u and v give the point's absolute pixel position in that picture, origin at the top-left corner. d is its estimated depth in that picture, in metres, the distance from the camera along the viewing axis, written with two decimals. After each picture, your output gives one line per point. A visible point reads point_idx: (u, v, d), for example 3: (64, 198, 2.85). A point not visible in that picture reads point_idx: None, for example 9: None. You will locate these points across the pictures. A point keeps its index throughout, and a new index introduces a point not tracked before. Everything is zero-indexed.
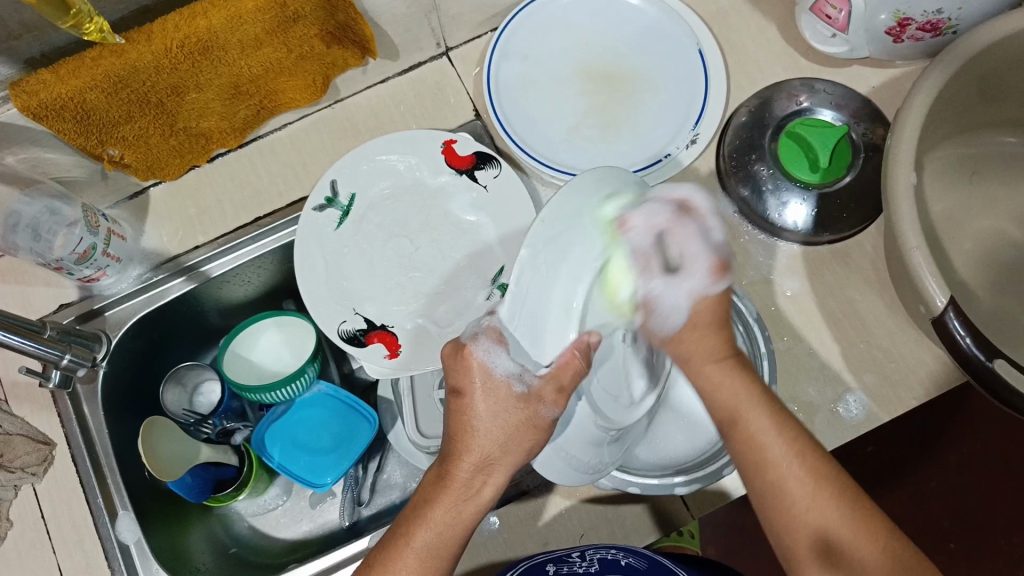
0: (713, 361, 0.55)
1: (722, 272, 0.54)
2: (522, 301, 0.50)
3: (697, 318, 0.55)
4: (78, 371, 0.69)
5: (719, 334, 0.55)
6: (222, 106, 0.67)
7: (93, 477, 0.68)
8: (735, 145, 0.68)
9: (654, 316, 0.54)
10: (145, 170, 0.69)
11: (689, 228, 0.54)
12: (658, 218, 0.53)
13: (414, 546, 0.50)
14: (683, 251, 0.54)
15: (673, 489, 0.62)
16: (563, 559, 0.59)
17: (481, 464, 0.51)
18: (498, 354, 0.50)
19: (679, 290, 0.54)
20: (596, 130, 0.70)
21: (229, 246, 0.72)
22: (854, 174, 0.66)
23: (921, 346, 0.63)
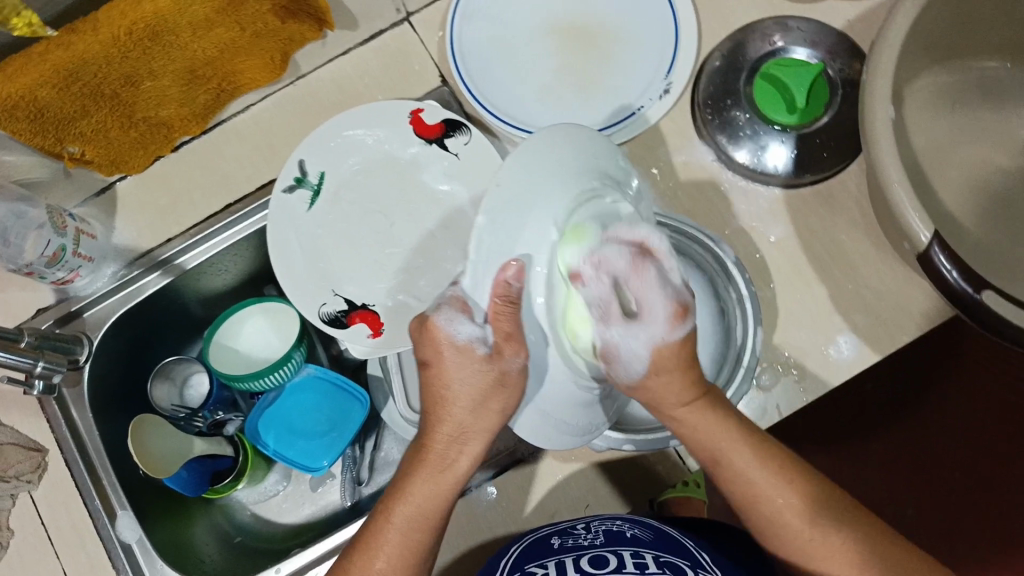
0: (682, 406, 0.53)
1: (683, 318, 0.49)
2: (480, 264, 0.50)
3: (659, 365, 0.50)
4: (55, 376, 0.68)
5: (687, 377, 0.52)
6: (180, 93, 0.64)
7: (88, 479, 0.68)
8: (709, 92, 0.67)
9: (615, 366, 0.51)
10: (108, 165, 0.67)
11: (647, 275, 0.49)
12: (610, 265, 0.48)
13: (394, 520, 0.52)
14: (639, 296, 0.49)
15: (667, 443, 0.62)
16: (567, 532, 0.57)
17: (453, 434, 0.53)
18: (460, 322, 0.51)
19: (638, 337, 0.49)
20: (567, 88, 0.68)
21: (203, 236, 0.71)
22: (831, 112, 0.65)
23: (909, 283, 0.63)
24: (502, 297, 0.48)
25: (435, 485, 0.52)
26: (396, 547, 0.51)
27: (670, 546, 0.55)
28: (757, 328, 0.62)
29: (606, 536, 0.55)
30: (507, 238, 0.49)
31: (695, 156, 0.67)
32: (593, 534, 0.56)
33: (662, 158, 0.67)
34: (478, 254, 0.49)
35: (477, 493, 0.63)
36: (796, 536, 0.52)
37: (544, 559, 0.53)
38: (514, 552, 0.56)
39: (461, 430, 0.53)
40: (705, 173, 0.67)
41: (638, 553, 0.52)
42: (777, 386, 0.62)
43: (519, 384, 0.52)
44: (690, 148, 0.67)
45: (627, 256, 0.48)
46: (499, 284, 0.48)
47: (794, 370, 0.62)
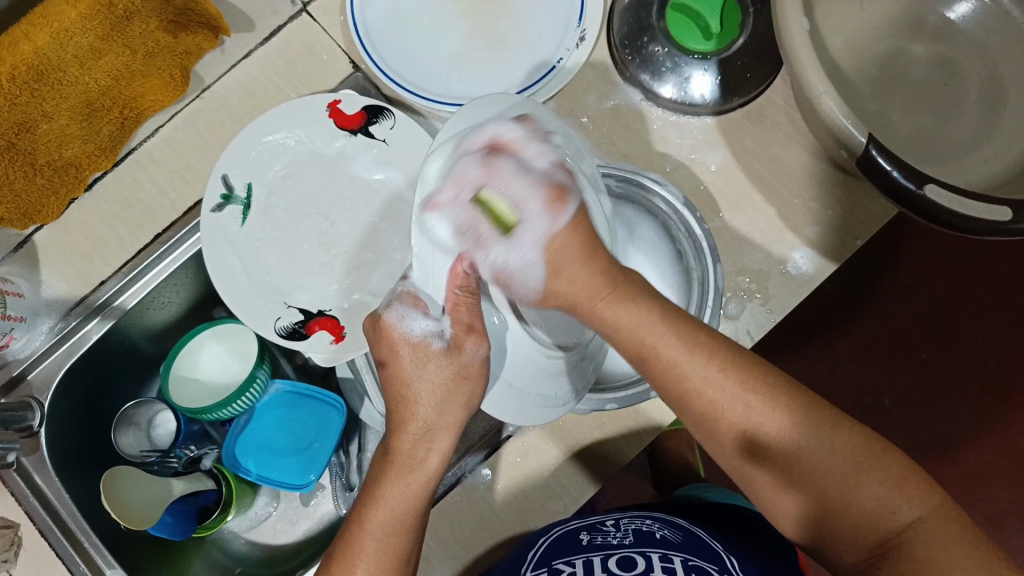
0: (599, 299, 0.50)
1: (561, 200, 0.50)
2: (426, 257, 0.52)
3: (557, 265, 0.50)
4: (9, 452, 0.65)
5: (590, 269, 0.50)
6: (81, 129, 0.61)
7: (69, 546, 0.65)
8: (625, 32, 0.65)
9: (515, 286, 0.52)
10: (21, 218, 0.63)
11: (502, 169, 0.50)
12: (468, 178, 0.50)
13: (368, 526, 0.49)
14: (509, 196, 0.50)
15: (650, 394, 0.63)
16: (597, 529, 0.60)
17: (425, 431, 0.51)
18: (413, 317, 0.53)
19: (525, 247, 0.50)
20: (481, 53, 0.67)
21: (139, 272, 0.68)
22: (747, 33, 0.65)
23: (853, 189, 0.64)
24: (460, 286, 0.51)
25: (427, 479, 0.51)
26: (375, 552, 0.49)
27: (697, 548, 0.57)
28: (717, 265, 0.62)
29: (635, 536, 0.59)
30: (450, 225, 0.52)
31: (623, 99, 0.66)
32: (623, 534, 0.59)
33: (592, 106, 0.66)
34: (420, 246, 0.52)
35: (472, 477, 0.63)
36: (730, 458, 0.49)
37: (571, 557, 0.56)
38: (543, 544, 0.58)
39: (439, 428, 0.51)
40: (636, 114, 0.66)
41: (666, 557, 0.55)
42: (745, 313, 0.63)
43: (482, 373, 0.52)
44: (617, 92, 0.67)
45: (476, 162, 0.50)
46: (456, 276, 0.51)
47: (758, 294, 0.63)
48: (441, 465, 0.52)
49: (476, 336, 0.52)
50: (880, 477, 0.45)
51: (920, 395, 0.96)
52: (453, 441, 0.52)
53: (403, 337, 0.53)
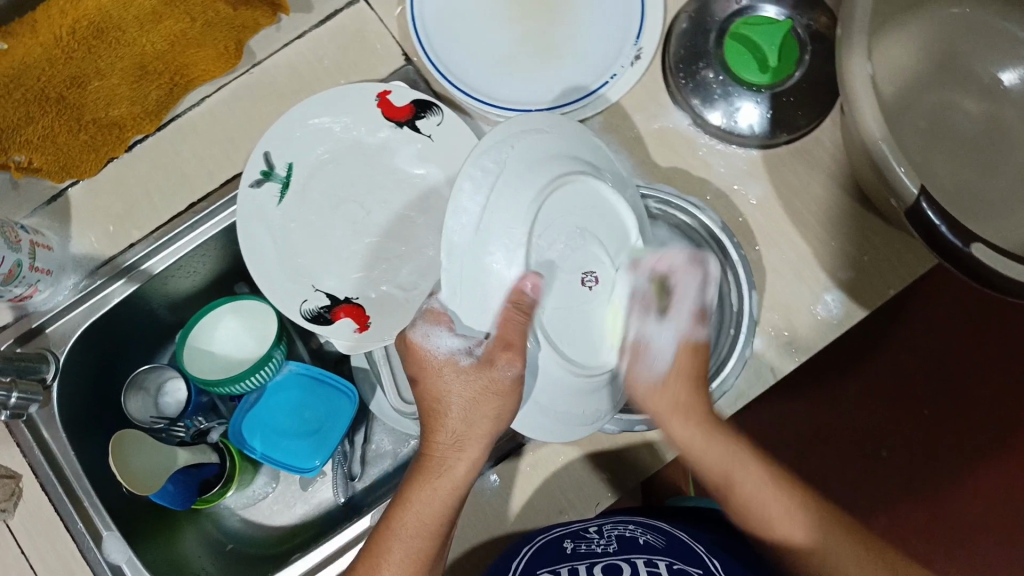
0: (681, 416, 0.58)
1: (703, 322, 0.60)
2: (457, 273, 0.51)
3: (680, 364, 0.59)
4: (30, 405, 0.65)
5: (698, 392, 0.59)
6: (130, 91, 0.61)
7: (69, 504, 0.65)
8: (680, 54, 0.65)
9: (645, 359, 0.60)
10: (58, 172, 0.63)
11: (691, 276, 0.59)
12: (671, 261, 0.59)
13: (396, 527, 0.53)
14: (680, 295, 0.59)
15: None
16: (581, 536, 0.59)
17: (454, 442, 0.55)
18: (439, 335, 0.54)
19: (668, 332, 0.60)
20: (534, 61, 0.67)
21: (169, 239, 0.68)
22: (803, 69, 0.65)
23: (890, 237, 0.64)
24: (515, 301, 0.51)
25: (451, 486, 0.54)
26: (400, 554, 0.52)
27: (682, 552, 0.58)
28: (751, 294, 0.62)
29: (619, 543, 0.58)
30: (487, 235, 0.51)
31: (672, 122, 0.66)
32: (606, 540, 0.59)
33: (640, 126, 0.66)
34: (451, 261, 0.50)
35: (479, 481, 0.63)
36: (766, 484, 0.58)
37: (557, 566, 0.56)
38: (528, 552, 0.57)
39: (468, 440, 0.54)
40: (683, 138, 0.66)
41: (652, 562, 0.56)
42: (770, 349, 0.63)
43: (511, 391, 0.53)
44: (667, 114, 0.67)
45: (683, 258, 0.59)
46: (516, 292, 0.51)
47: (785, 332, 0.63)
48: (466, 470, 0.54)
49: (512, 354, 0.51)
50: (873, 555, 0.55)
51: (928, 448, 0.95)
52: (484, 450, 0.55)
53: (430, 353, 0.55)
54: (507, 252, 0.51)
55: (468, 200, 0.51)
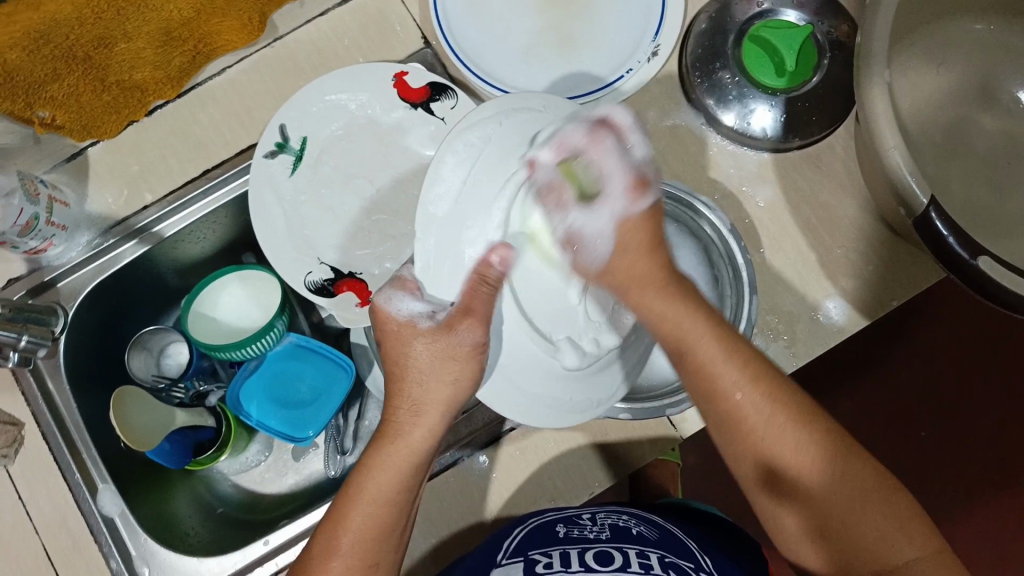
0: (650, 288, 0.53)
1: (642, 188, 0.55)
2: (431, 245, 0.56)
3: (625, 243, 0.54)
4: (39, 351, 0.67)
5: (652, 258, 0.54)
6: (155, 55, 0.63)
7: (68, 455, 0.67)
8: (697, 54, 0.65)
9: (583, 251, 0.56)
10: (80, 130, 0.65)
11: (604, 144, 0.54)
12: (570, 144, 0.54)
13: (358, 495, 0.49)
14: (599, 169, 0.54)
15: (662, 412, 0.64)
16: (573, 521, 0.60)
17: (415, 407, 0.53)
18: (403, 299, 0.55)
19: (601, 218, 0.55)
20: (552, 50, 0.67)
21: (181, 203, 0.69)
22: (821, 75, 0.64)
23: (897, 248, 0.64)
24: (482, 274, 0.53)
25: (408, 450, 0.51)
26: (359, 523, 0.49)
27: (673, 546, 0.58)
28: (751, 299, 0.62)
29: (612, 532, 0.59)
30: (462, 210, 0.56)
31: (684, 120, 0.67)
32: (599, 528, 0.59)
33: (651, 123, 0.67)
34: (425, 234, 0.56)
35: (469, 461, 0.64)
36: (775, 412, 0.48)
37: (548, 547, 0.55)
38: (519, 534, 0.58)
39: (426, 405, 0.52)
40: (694, 137, 0.66)
41: (644, 553, 0.55)
42: (768, 352, 0.63)
43: (469, 358, 0.53)
44: (680, 112, 0.67)
45: (584, 129, 0.54)
46: (483, 264, 0.54)
47: (784, 336, 0.63)
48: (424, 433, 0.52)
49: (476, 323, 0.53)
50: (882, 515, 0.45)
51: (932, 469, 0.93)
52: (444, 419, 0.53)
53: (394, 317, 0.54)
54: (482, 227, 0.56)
55: (450, 168, 0.56)
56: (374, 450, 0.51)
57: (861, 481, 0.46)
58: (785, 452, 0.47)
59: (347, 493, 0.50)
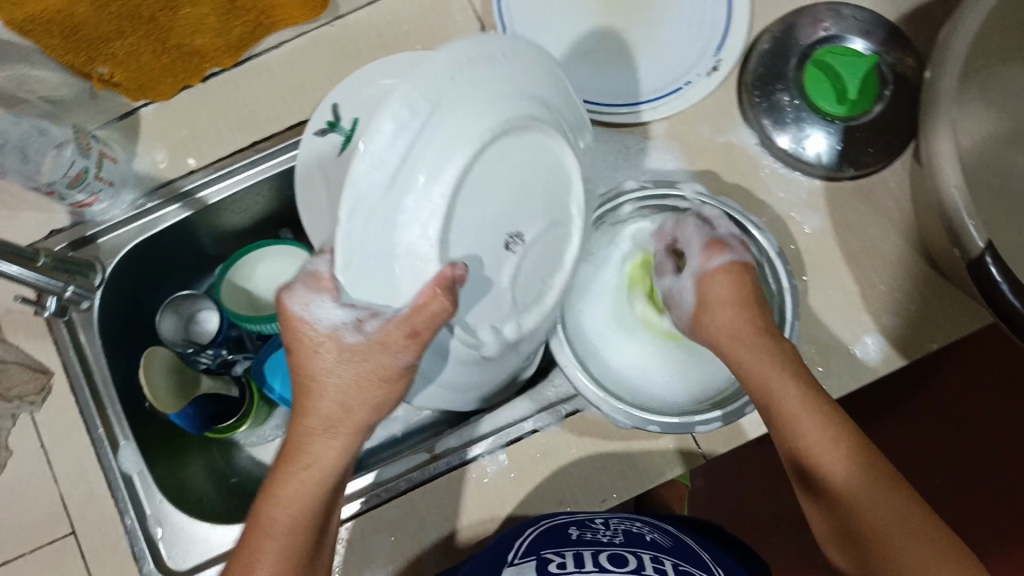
0: (743, 340, 0.57)
1: (719, 249, 0.60)
2: (357, 236, 0.41)
3: (711, 300, 0.59)
4: (83, 304, 0.69)
5: (735, 312, 0.58)
6: (217, 23, 0.63)
7: (93, 408, 0.68)
8: (758, 72, 0.65)
9: (675, 311, 0.63)
10: (136, 90, 0.66)
11: (685, 223, 0.62)
12: (667, 230, 0.64)
13: (273, 527, 0.50)
14: (685, 241, 0.63)
15: (693, 429, 0.58)
16: (587, 524, 0.60)
17: (327, 427, 0.52)
18: (324, 305, 0.48)
19: (686, 279, 0.62)
20: (612, 54, 0.66)
21: (227, 171, 0.69)
22: (882, 105, 0.63)
23: (943, 289, 0.63)
24: (442, 286, 0.46)
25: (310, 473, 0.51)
26: (274, 553, 0.50)
27: (686, 555, 0.59)
28: (794, 326, 0.60)
29: (625, 537, 0.59)
30: (392, 205, 0.43)
31: (738, 138, 0.66)
32: (612, 532, 0.60)
33: (704, 137, 0.66)
34: (351, 221, 0.41)
35: (488, 459, 0.66)
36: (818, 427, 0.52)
37: (562, 548, 0.55)
38: (532, 534, 0.58)
39: (344, 426, 0.52)
40: (747, 156, 0.66)
41: (657, 559, 0.56)
42: None
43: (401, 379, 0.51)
44: (734, 130, 0.66)
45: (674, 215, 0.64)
46: (440, 282, 0.46)
47: (820, 367, 0.63)
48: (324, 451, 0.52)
49: (413, 343, 0.47)
50: (912, 535, 0.46)
51: (957, 516, 0.91)
52: None
53: (308, 322, 0.49)
54: (411, 220, 0.45)
55: (385, 144, 0.41)
56: (275, 478, 0.52)
57: (895, 503, 0.48)
58: (824, 464, 0.51)
59: (255, 531, 0.51)
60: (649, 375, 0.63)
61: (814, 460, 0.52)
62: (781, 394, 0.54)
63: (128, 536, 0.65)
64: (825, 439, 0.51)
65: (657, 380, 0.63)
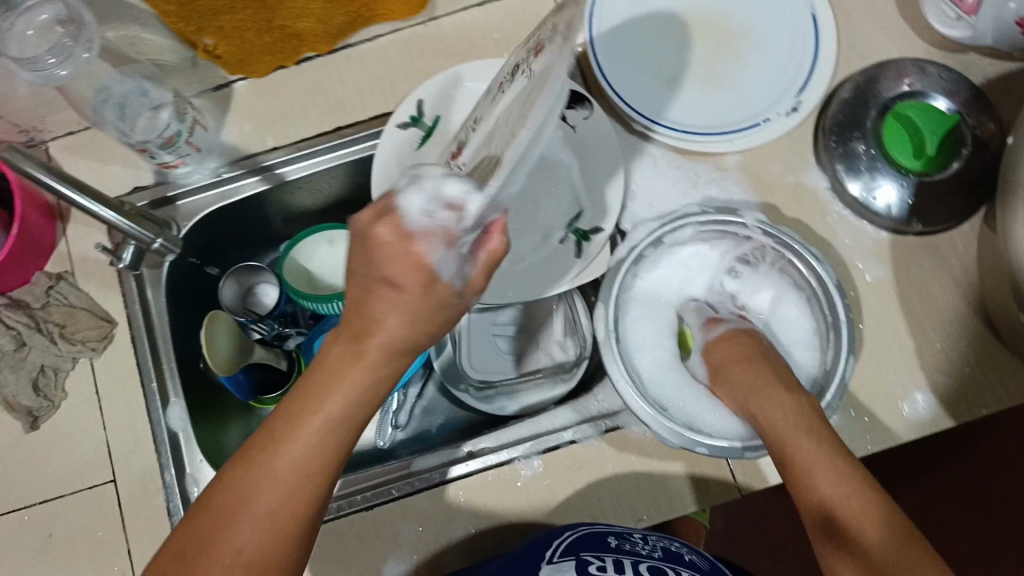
0: (759, 393, 0.59)
1: (717, 322, 0.66)
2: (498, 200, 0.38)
3: (723, 369, 0.63)
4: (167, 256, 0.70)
5: (747, 367, 0.61)
6: (320, 9, 0.66)
7: (149, 362, 0.70)
8: (837, 119, 0.66)
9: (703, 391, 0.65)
10: (234, 64, 0.68)
11: (692, 306, 0.68)
12: (688, 318, 0.68)
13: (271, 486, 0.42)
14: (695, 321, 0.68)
15: (737, 454, 0.59)
16: (626, 536, 0.60)
17: None
18: (440, 238, 0.42)
19: (699, 359, 0.66)
20: (695, 85, 0.68)
21: (308, 151, 0.71)
22: (960, 164, 0.63)
23: (1000, 356, 0.63)
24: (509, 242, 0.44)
25: (303, 444, 0.42)
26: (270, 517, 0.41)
27: None
28: (848, 360, 0.60)
29: (663, 553, 0.61)
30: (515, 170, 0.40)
31: (808, 181, 0.67)
32: (651, 546, 0.61)
33: (775, 176, 0.68)
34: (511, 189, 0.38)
35: (522, 463, 0.67)
36: (832, 470, 0.53)
37: (604, 555, 0.57)
38: (572, 537, 0.58)
39: None
40: (816, 200, 0.67)
41: None
42: (846, 427, 0.62)
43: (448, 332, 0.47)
44: (806, 172, 0.68)
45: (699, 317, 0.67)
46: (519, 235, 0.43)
47: (866, 417, 0.63)
48: (335, 431, 0.43)
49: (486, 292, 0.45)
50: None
51: None
52: None
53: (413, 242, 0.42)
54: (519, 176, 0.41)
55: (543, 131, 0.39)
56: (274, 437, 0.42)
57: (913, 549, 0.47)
58: (839, 510, 0.51)
59: (222, 492, 0.42)
60: (695, 404, 0.64)
61: (825, 505, 0.52)
62: (792, 444, 0.55)
63: (165, 491, 0.66)
64: (836, 481, 0.52)
65: (703, 410, 0.63)
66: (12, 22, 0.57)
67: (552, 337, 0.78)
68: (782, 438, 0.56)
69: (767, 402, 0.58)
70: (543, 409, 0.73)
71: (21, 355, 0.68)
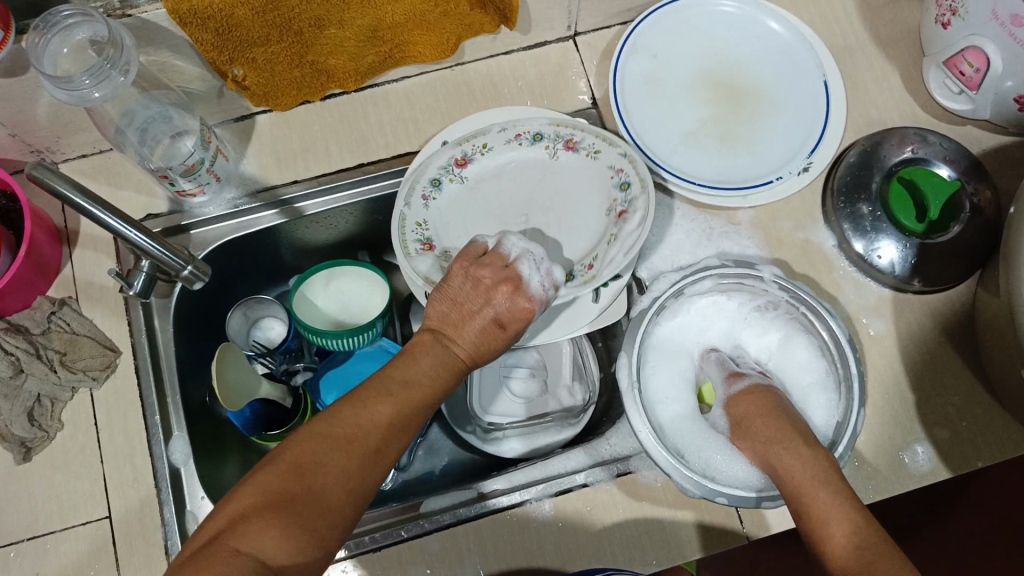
0: (782, 447, 0.60)
1: (738, 377, 0.67)
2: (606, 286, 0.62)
3: (744, 418, 0.64)
4: (195, 284, 0.65)
5: (767, 420, 0.63)
6: (354, 47, 0.67)
7: (153, 393, 0.68)
8: (846, 181, 0.69)
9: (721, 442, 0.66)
10: (260, 95, 0.69)
11: (711, 357, 0.69)
12: (709, 372, 0.69)
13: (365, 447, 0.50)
14: (710, 372, 0.69)
15: (750, 504, 0.61)
16: None
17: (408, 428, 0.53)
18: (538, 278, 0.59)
19: (719, 410, 0.67)
20: (712, 143, 0.70)
21: (329, 186, 0.72)
22: (961, 227, 0.66)
23: (995, 411, 0.66)
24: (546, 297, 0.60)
25: (396, 406, 0.52)
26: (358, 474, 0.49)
27: None
28: (862, 412, 0.62)
29: None
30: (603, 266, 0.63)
31: (817, 237, 0.71)
32: None
33: (785, 232, 0.71)
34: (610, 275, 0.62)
35: (534, 505, 0.66)
36: (842, 520, 0.54)
37: None
38: None
39: None
40: (823, 255, 0.70)
41: None
42: (850, 476, 0.64)
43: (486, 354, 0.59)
44: (815, 229, 0.71)
45: (716, 367, 0.69)
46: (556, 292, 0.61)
47: (869, 466, 0.64)
48: (417, 406, 0.53)
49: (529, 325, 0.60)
50: None
51: None
52: None
53: (521, 285, 0.58)
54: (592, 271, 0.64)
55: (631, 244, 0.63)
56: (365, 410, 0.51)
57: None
58: (842, 557, 0.52)
59: (316, 441, 0.48)
60: (713, 455, 0.64)
61: (835, 555, 0.53)
62: (809, 495, 0.56)
63: (164, 528, 0.64)
64: (845, 530, 0.53)
65: (720, 463, 0.64)
66: (49, 40, 0.55)
67: (561, 381, 0.79)
68: (799, 491, 0.58)
69: (786, 454, 0.60)
70: (551, 452, 0.74)
71: (17, 384, 0.65)
